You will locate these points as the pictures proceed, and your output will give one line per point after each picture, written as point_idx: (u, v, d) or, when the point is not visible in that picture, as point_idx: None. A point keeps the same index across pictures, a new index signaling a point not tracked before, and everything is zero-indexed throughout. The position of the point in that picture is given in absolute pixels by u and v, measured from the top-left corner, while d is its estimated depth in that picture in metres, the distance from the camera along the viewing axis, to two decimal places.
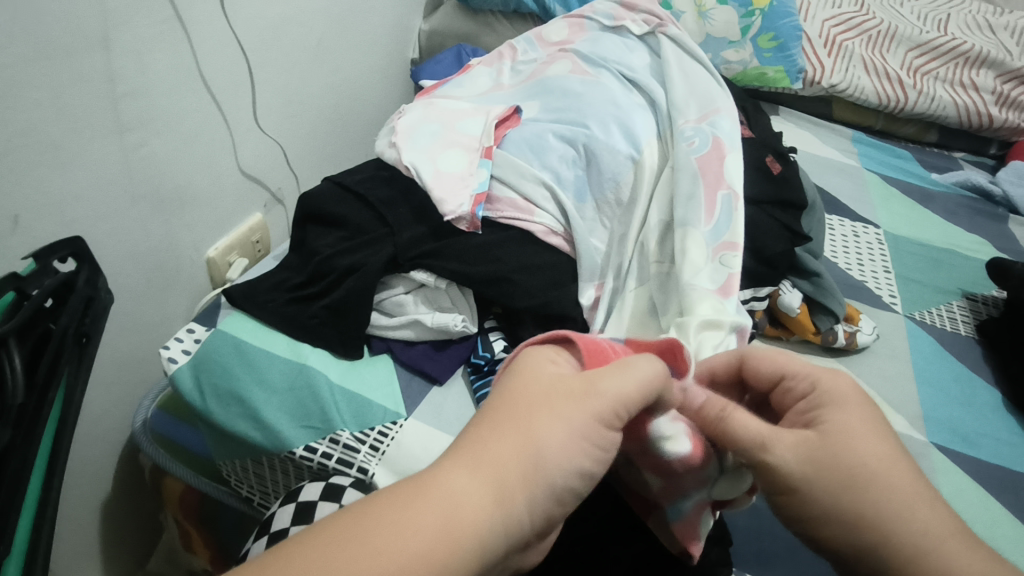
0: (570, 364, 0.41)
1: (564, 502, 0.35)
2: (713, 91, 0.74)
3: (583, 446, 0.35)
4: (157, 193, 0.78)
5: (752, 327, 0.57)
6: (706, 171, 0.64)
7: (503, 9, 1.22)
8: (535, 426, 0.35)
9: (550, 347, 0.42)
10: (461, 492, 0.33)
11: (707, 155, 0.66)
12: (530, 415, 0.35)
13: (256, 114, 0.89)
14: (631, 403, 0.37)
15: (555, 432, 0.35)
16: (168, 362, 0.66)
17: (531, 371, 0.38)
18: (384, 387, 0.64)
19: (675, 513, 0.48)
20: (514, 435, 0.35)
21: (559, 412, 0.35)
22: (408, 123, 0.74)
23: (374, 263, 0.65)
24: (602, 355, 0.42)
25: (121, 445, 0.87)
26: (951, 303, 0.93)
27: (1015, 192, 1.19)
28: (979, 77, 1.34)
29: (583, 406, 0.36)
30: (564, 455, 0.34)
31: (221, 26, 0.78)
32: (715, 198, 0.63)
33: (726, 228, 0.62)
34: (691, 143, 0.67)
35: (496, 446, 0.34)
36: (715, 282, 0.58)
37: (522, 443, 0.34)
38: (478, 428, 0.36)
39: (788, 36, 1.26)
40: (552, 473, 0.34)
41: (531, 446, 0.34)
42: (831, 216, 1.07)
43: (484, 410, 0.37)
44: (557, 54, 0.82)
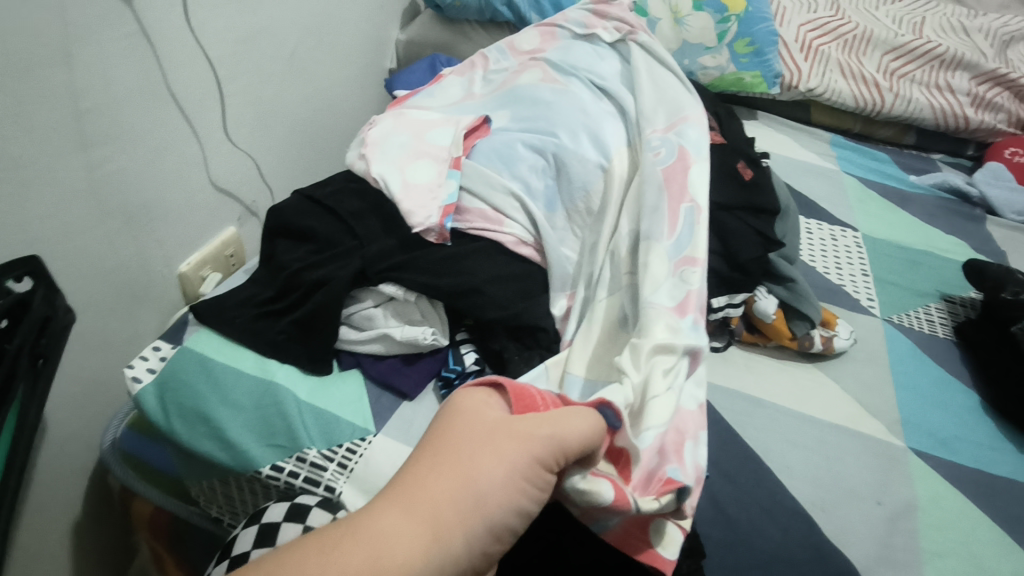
0: (501, 407, 0.44)
1: (501, 540, 0.37)
2: (682, 99, 0.74)
3: (520, 484, 0.38)
4: (126, 209, 0.76)
5: (705, 348, 0.55)
6: (670, 183, 0.64)
7: (479, 17, 1.22)
8: (474, 465, 0.37)
9: (482, 391, 0.45)
10: (402, 528, 0.33)
11: (675, 164, 0.66)
12: (468, 454, 0.38)
13: (227, 127, 0.88)
14: (563, 446, 0.40)
15: (493, 471, 0.37)
16: (132, 382, 0.64)
17: (470, 414, 0.41)
18: (353, 403, 0.64)
19: (599, 527, 0.49)
20: (453, 473, 0.37)
21: (499, 451, 0.38)
22: (377, 134, 0.73)
23: (341, 276, 0.64)
24: (529, 400, 0.45)
25: (90, 465, 0.85)
26: (928, 305, 0.92)
27: (992, 193, 1.20)
28: (955, 79, 1.35)
29: (521, 446, 0.39)
30: (501, 493, 0.37)
31: (188, 39, 0.77)
32: (678, 211, 0.63)
33: (692, 238, 0.61)
34: (657, 154, 0.67)
35: (435, 484, 0.36)
36: (676, 297, 0.57)
37: (461, 481, 0.36)
38: (416, 467, 0.37)
39: (764, 41, 1.27)
40: (489, 510, 0.36)
41: (469, 484, 0.36)
42: (809, 219, 1.07)
43: (421, 450, 0.39)
44: (528, 62, 0.82)
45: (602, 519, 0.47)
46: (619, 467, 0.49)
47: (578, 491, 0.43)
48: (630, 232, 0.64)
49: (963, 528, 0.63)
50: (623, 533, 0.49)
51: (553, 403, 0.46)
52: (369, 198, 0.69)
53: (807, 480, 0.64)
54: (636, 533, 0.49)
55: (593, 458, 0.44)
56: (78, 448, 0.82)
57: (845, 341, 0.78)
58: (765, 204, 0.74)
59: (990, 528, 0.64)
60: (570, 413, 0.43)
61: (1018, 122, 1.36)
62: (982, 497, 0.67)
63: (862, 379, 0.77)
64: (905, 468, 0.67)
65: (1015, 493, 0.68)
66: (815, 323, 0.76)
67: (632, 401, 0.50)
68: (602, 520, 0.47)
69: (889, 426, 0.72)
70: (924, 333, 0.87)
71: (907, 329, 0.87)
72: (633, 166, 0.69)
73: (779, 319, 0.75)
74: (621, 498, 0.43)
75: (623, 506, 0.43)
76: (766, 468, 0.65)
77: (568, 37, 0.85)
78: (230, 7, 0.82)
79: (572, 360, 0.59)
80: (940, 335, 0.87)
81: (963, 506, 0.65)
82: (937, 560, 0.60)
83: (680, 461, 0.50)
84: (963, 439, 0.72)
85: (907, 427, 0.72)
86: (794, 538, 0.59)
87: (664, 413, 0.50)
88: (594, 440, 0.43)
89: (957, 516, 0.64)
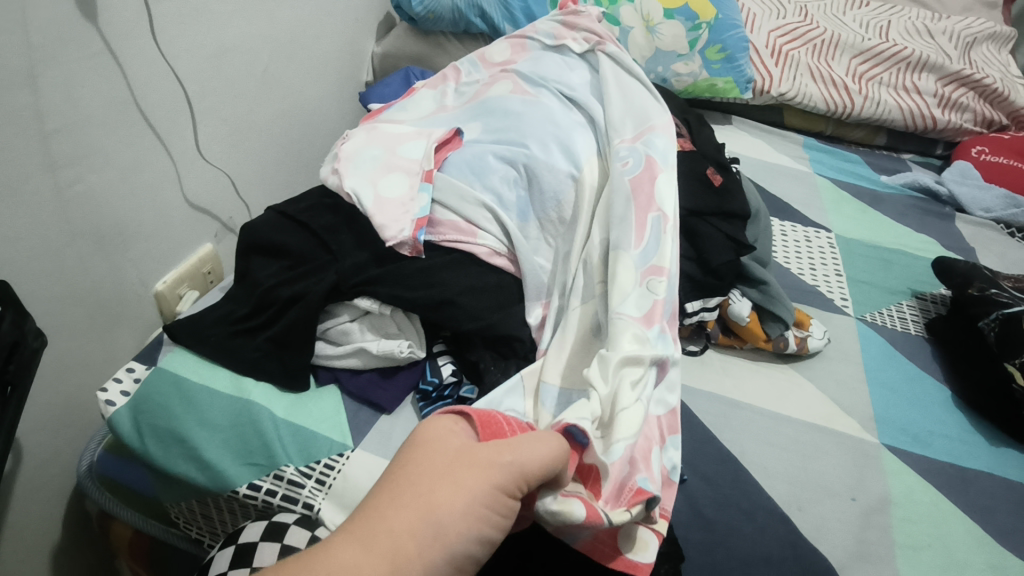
0: (468, 434, 0.44)
1: (463, 569, 0.38)
2: (649, 109, 0.75)
3: (482, 513, 0.38)
4: (97, 230, 0.76)
5: (672, 357, 0.57)
6: (638, 192, 0.65)
7: (453, 30, 1.23)
8: (435, 497, 0.38)
9: (450, 418, 0.45)
10: (361, 562, 0.34)
11: (643, 173, 0.67)
12: (430, 485, 0.38)
13: (200, 144, 0.88)
14: (526, 472, 0.41)
15: (455, 501, 0.38)
16: (106, 405, 0.63)
17: (434, 443, 0.42)
18: (330, 419, 0.64)
19: (572, 539, 0.49)
20: (414, 505, 0.37)
21: (461, 481, 0.39)
22: (349, 149, 0.73)
23: (315, 292, 0.64)
24: (493, 427, 0.46)
25: (68, 490, 0.84)
26: (901, 303, 0.94)
27: (959, 191, 1.23)
28: (921, 81, 1.39)
29: (482, 475, 0.39)
30: (462, 522, 0.37)
31: (156, 57, 0.77)
32: (645, 220, 0.63)
33: (661, 246, 0.62)
34: (625, 164, 0.68)
35: (395, 517, 0.36)
36: (644, 306, 0.58)
37: (422, 513, 0.37)
38: (379, 500, 0.38)
39: (735, 47, 1.28)
40: (451, 540, 0.37)
41: (430, 517, 0.37)
42: (783, 222, 1.08)
43: (383, 482, 0.39)
44: (499, 74, 0.83)
45: (574, 533, 0.48)
46: (589, 483, 0.49)
47: (550, 513, 0.44)
48: (602, 240, 0.64)
49: (937, 521, 0.64)
50: (594, 542, 0.50)
51: (518, 429, 0.48)
52: (343, 214, 0.70)
53: (783, 480, 0.65)
54: (607, 541, 0.50)
55: (560, 480, 0.45)
56: (54, 472, 0.81)
57: (819, 341, 0.79)
58: (735, 209, 0.76)
59: (963, 521, 0.65)
60: (534, 438, 0.44)
61: (984, 121, 1.40)
62: (955, 491, 0.68)
63: (837, 378, 0.78)
64: (879, 465, 0.68)
65: (987, 485, 0.69)
66: (789, 324, 0.77)
67: (602, 413, 0.51)
68: (573, 533, 0.48)
69: (863, 424, 0.73)
70: (896, 330, 0.88)
71: (880, 327, 0.88)
72: (603, 175, 0.70)
73: (753, 321, 0.76)
74: (591, 514, 0.44)
75: (596, 522, 0.44)
76: (743, 469, 0.65)
77: (537, 49, 0.86)
78: (199, 25, 0.82)
79: (546, 369, 0.60)
80: (912, 332, 0.89)
81: (936, 500, 0.66)
82: (911, 554, 0.61)
83: (648, 469, 0.51)
84: (935, 434, 0.74)
85: (882, 424, 0.73)
86: (771, 538, 0.60)
87: (632, 424, 0.50)
88: (558, 462, 0.44)
89: (931, 510, 0.65)
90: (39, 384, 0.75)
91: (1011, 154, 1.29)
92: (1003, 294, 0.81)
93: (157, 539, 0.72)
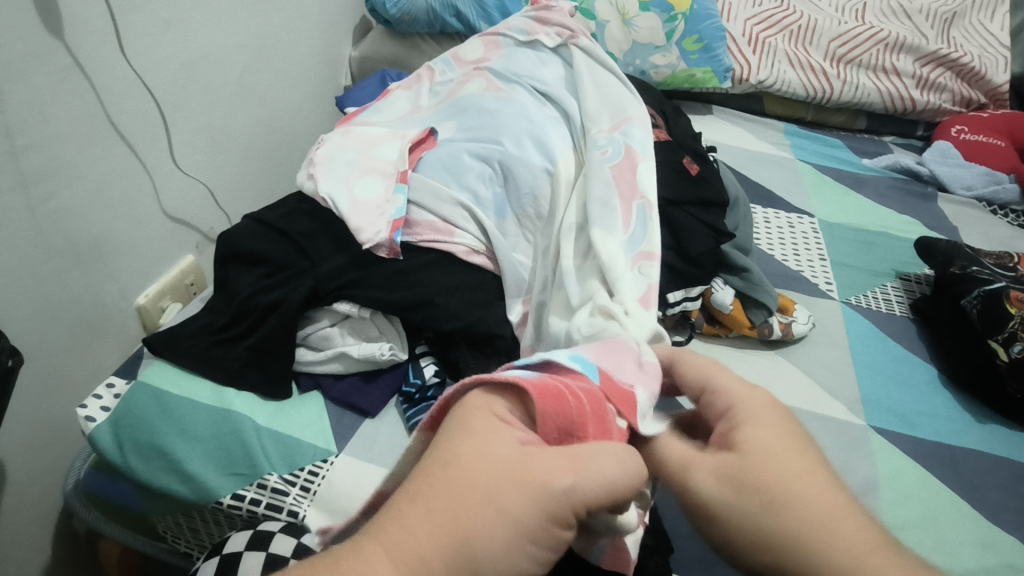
0: (523, 427, 0.39)
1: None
2: (625, 104, 0.75)
3: (526, 547, 0.34)
4: (74, 245, 0.75)
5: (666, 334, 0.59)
6: (619, 180, 0.66)
7: (430, 31, 1.22)
8: (476, 523, 0.33)
9: (508, 404, 0.40)
10: None
11: (622, 163, 0.67)
12: (472, 503, 0.34)
13: (175, 155, 0.87)
14: (585, 502, 0.35)
15: (495, 533, 0.33)
16: (86, 421, 0.63)
17: (485, 446, 0.36)
18: (314, 425, 0.63)
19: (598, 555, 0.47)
20: (451, 528, 0.33)
21: (506, 509, 0.34)
22: (324, 154, 0.72)
23: (293, 298, 0.63)
24: (558, 399, 0.40)
25: (56, 509, 0.83)
26: (885, 285, 0.94)
27: (940, 171, 1.23)
28: (899, 63, 1.39)
29: (530, 501, 0.34)
30: (502, 559, 0.33)
31: (125, 69, 0.76)
32: (630, 208, 0.64)
33: (645, 237, 0.63)
34: (604, 152, 0.68)
35: (428, 541, 0.33)
36: (639, 291, 0.59)
37: (457, 538, 0.33)
38: (413, 507, 0.34)
39: (711, 37, 1.28)
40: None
41: (464, 546, 0.33)
42: (766, 209, 1.08)
43: (421, 478, 0.35)
44: (472, 72, 0.82)
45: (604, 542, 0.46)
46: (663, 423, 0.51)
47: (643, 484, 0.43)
48: (582, 232, 0.65)
49: (925, 498, 0.65)
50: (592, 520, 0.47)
51: (591, 402, 0.41)
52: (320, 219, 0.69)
53: None
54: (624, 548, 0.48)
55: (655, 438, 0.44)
56: (40, 492, 0.80)
57: (803, 326, 0.79)
58: (712, 197, 0.76)
59: (951, 499, 0.65)
60: (605, 452, 0.37)
61: (962, 101, 1.41)
62: (941, 469, 0.68)
63: (822, 362, 0.78)
64: (866, 447, 0.68)
65: (975, 463, 0.69)
66: (772, 311, 0.77)
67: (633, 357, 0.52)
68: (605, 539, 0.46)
69: (849, 407, 0.73)
70: (881, 312, 0.89)
71: (865, 309, 0.89)
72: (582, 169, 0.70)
73: (736, 308, 0.77)
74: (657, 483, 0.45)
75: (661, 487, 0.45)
76: None
77: (511, 46, 0.86)
78: (169, 36, 0.81)
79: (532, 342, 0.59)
80: (897, 313, 0.89)
81: (923, 479, 0.66)
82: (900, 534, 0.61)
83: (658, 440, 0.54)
84: (922, 413, 0.74)
85: (868, 406, 0.73)
86: None
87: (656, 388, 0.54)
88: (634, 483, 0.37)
89: (918, 488, 0.65)
90: (19, 403, 0.74)
91: (990, 132, 1.30)
92: (984, 272, 0.82)
93: (148, 555, 0.72)
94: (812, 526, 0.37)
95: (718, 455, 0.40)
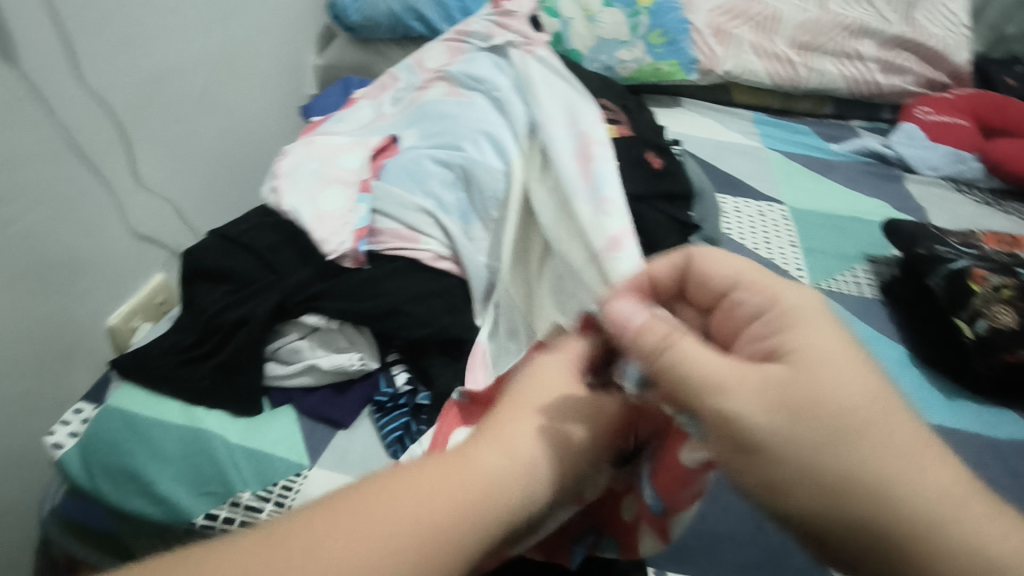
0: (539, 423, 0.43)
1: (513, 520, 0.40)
2: (579, 102, 0.73)
3: (509, 476, 0.40)
4: (39, 270, 0.74)
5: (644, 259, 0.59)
6: (577, 163, 0.66)
7: (394, 36, 1.21)
8: (441, 490, 0.38)
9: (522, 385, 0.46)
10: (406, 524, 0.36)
11: (567, 154, 0.66)
12: (473, 472, 0.39)
13: (138, 173, 0.86)
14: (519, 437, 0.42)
15: (466, 484, 0.39)
16: (54, 448, 0.62)
17: (506, 430, 0.42)
18: (287, 439, 0.63)
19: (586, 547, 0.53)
20: (455, 482, 0.39)
21: (474, 464, 0.40)
22: (288, 166, 0.72)
23: (259, 313, 0.63)
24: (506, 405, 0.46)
25: (33, 538, 0.82)
26: (854, 267, 0.95)
27: (907, 153, 1.25)
28: (863, 47, 1.40)
29: (495, 457, 0.40)
30: (505, 487, 0.39)
31: (81, 88, 0.74)
32: (591, 169, 0.65)
33: (607, 223, 0.61)
34: (559, 143, 0.68)
35: (445, 494, 0.38)
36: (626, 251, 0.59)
37: (473, 490, 0.38)
38: (445, 476, 0.39)
39: (675, 30, 1.29)
40: (484, 499, 0.39)
41: (429, 509, 0.37)
42: (736, 198, 1.09)
43: (434, 462, 0.40)
44: (434, 79, 0.82)
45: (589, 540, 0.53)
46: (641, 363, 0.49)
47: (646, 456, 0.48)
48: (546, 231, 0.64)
49: None
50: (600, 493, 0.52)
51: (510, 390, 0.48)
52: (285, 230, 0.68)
53: None
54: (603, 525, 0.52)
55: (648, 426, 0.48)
56: (15, 519, 0.79)
57: None
58: (675, 189, 0.76)
59: None
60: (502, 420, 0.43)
61: (924, 83, 1.43)
62: None
63: None
64: None
65: (946, 439, 0.71)
66: None
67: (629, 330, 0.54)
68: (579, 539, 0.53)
69: None
70: (853, 296, 0.90)
71: (836, 294, 0.90)
72: (539, 159, 0.69)
73: None
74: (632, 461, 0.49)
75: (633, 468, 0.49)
76: None
77: (475, 51, 0.85)
78: (128, 52, 0.81)
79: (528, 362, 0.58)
80: (868, 296, 0.90)
81: None
82: None
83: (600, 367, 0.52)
84: None
85: None
86: (732, 513, 0.60)
87: None
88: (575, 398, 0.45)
89: None
90: None
91: (953, 112, 1.32)
92: (949, 250, 0.83)
93: None
94: (899, 488, 0.34)
95: (759, 378, 0.37)
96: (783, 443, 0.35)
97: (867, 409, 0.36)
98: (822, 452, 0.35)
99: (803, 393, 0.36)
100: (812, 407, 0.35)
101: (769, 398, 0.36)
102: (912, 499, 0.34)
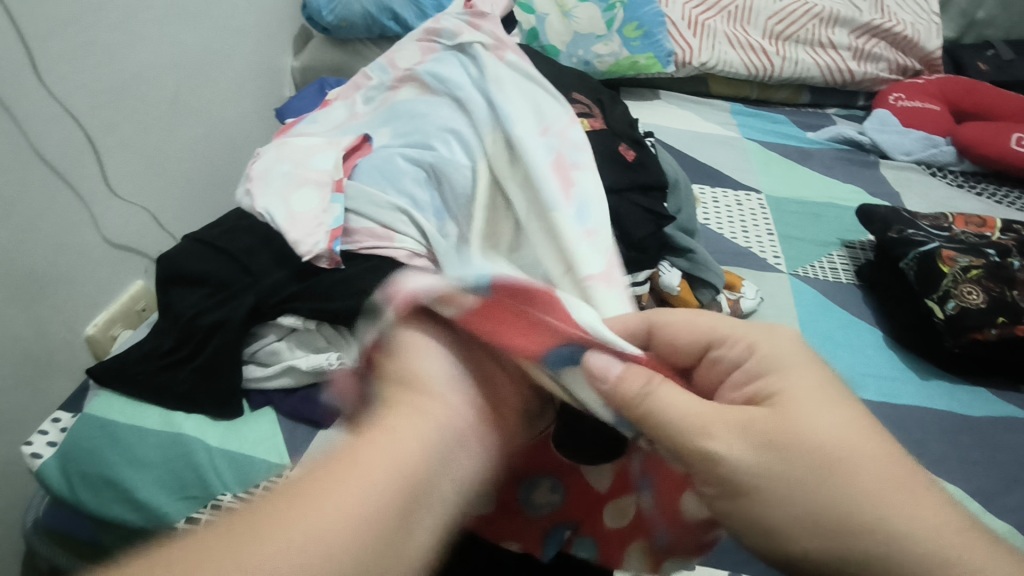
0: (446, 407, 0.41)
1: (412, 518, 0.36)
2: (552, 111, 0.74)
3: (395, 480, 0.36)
4: (12, 281, 0.74)
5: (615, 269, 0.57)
6: (558, 174, 0.66)
7: (369, 35, 1.21)
8: (336, 500, 0.34)
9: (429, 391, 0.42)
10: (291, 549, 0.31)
11: (549, 165, 0.66)
12: (361, 479, 0.35)
13: (109, 180, 0.85)
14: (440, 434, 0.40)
15: (354, 498, 0.34)
16: (31, 458, 0.62)
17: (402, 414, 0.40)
18: (267, 441, 0.63)
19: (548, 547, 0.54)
20: (348, 486, 0.34)
21: (364, 477, 0.35)
22: (261, 168, 0.72)
23: (234, 316, 0.63)
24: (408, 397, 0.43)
25: (18, 550, 0.82)
26: (831, 253, 0.97)
27: (881, 139, 1.26)
28: (835, 36, 1.42)
29: (376, 466, 0.36)
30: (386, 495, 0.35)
31: (47, 97, 0.74)
32: (573, 182, 0.66)
33: (581, 226, 0.62)
34: (537, 148, 0.68)
35: (335, 496, 0.34)
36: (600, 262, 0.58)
37: (361, 503, 0.34)
38: (331, 485, 0.34)
39: (651, 23, 1.31)
40: (371, 512, 0.34)
41: (316, 526, 0.32)
42: (714, 188, 1.10)
43: (319, 471, 0.35)
44: (405, 79, 0.82)
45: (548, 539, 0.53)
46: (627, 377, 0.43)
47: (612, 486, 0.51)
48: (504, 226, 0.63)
49: None
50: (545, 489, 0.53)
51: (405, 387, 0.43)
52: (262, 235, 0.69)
53: None
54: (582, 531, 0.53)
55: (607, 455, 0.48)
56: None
57: (752, 301, 0.81)
58: (649, 181, 0.77)
59: None
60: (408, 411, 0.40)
61: (897, 69, 1.45)
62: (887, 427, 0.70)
63: None
64: None
65: (920, 418, 0.72)
66: (719, 288, 0.79)
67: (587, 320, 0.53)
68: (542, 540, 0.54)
69: None
70: (828, 281, 0.91)
71: (813, 280, 0.91)
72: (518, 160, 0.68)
73: (684, 290, 0.78)
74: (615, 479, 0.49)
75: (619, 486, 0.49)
76: None
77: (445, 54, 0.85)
78: (93, 59, 0.80)
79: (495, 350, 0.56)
80: (843, 281, 0.91)
81: None
82: None
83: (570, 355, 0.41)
84: (869, 375, 0.76)
85: None
86: None
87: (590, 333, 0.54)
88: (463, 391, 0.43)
89: None
90: None
91: (926, 98, 1.33)
92: (919, 233, 0.84)
93: None
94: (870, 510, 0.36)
95: (738, 417, 0.39)
96: (766, 483, 0.37)
97: (836, 443, 0.37)
98: (816, 489, 0.37)
99: (783, 442, 0.38)
100: (798, 453, 0.37)
101: (753, 446, 0.38)
102: (893, 517, 0.36)
